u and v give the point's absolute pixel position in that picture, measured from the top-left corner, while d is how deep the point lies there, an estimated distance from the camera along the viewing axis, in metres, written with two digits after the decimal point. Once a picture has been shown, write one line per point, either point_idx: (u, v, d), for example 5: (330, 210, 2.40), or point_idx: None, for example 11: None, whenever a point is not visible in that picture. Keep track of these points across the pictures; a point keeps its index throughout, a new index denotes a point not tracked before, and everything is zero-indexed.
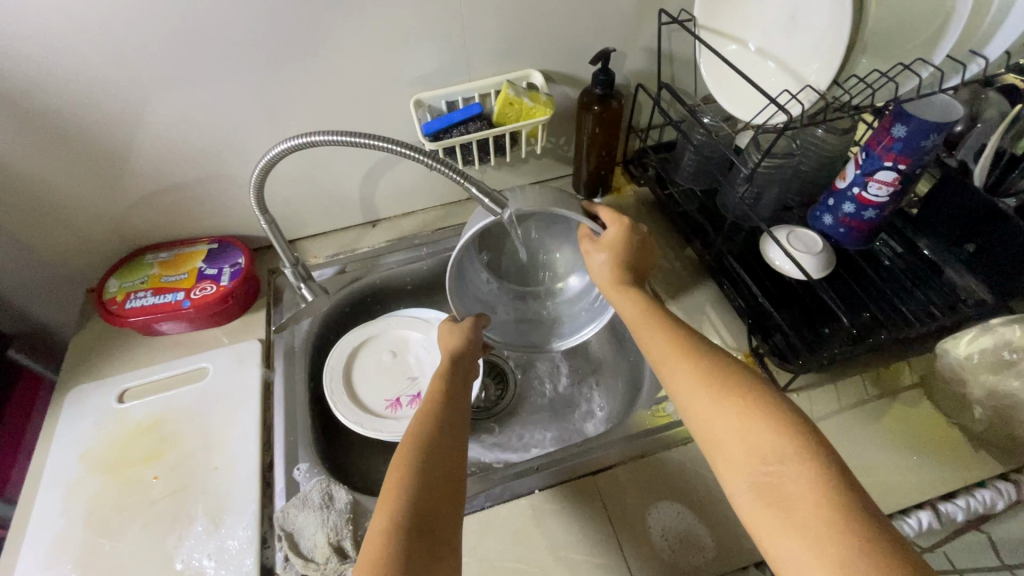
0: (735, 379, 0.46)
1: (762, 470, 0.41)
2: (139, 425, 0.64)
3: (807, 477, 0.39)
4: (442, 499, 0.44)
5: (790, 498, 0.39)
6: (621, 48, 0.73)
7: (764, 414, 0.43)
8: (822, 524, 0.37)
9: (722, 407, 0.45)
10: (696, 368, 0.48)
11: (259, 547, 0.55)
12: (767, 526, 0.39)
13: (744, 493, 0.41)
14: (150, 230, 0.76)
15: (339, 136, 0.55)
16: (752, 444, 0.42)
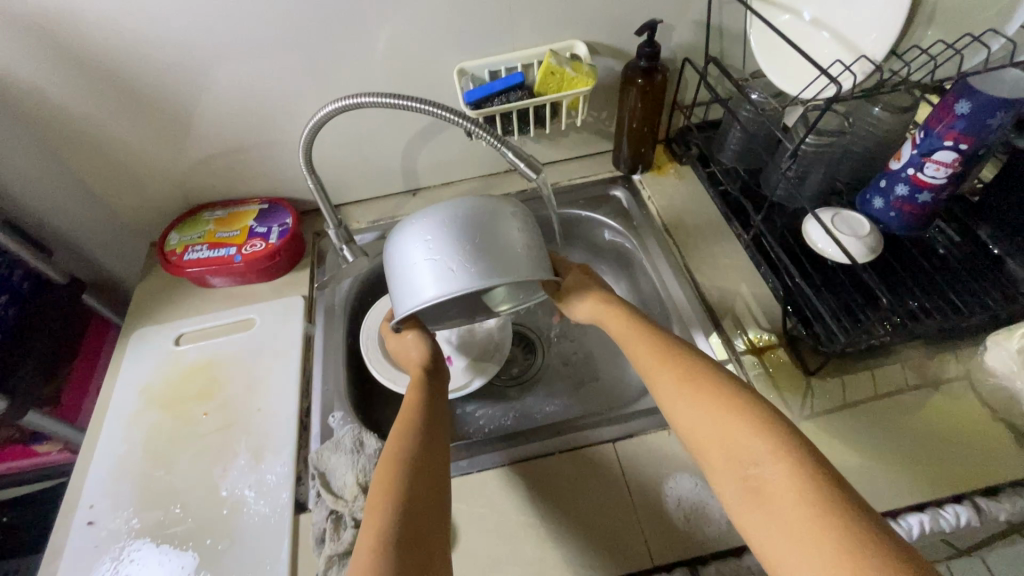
0: (723, 389, 0.47)
1: (744, 472, 0.42)
2: (193, 366, 0.69)
3: (788, 474, 0.40)
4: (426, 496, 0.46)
5: (775, 496, 0.39)
6: (670, 20, 0.71)
7: (744, 414, 0.44)
8: (801, 520, 0.37)
9: (706, 414, 0.46)
10: (680, 380, 0.50)
11: (295, 484, 0.59)
12: (758, 530, 0.39)
13: (731, 498, 0.42)
14: (208, 189, 0.81)
15: (386, 98, 0.57)
16: (732, 447, 0.43)
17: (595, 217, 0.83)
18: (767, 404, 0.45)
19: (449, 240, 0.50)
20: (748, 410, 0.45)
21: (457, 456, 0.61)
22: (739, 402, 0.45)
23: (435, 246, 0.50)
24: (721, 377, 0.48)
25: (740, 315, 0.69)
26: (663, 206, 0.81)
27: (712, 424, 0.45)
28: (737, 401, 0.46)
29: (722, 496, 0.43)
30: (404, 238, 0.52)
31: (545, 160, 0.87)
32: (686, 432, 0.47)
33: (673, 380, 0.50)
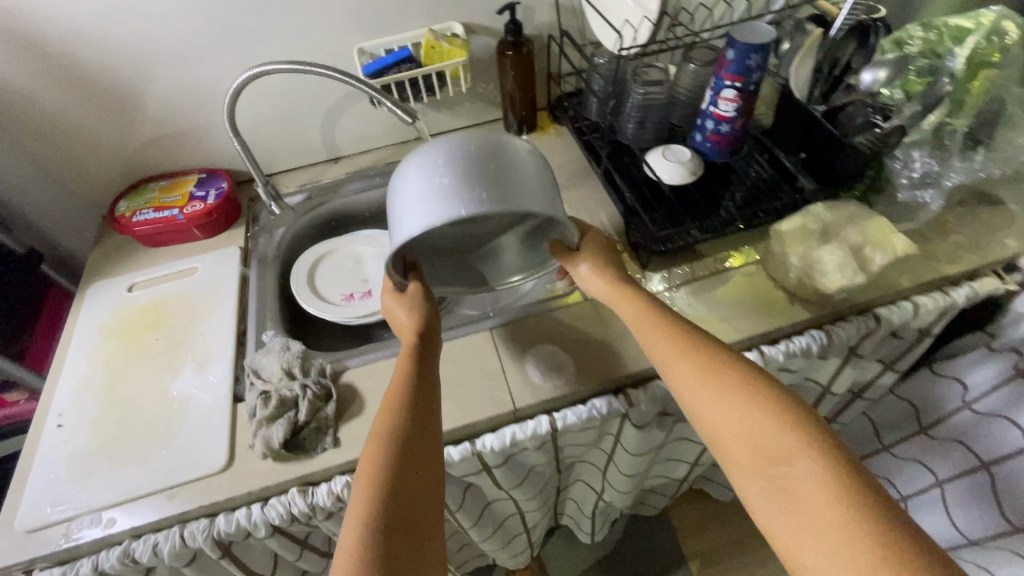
0: (754, 387, 0.53)
1: (773, 469, 0.49)
2: (144, 306, 0.82)
3: (817, 476, 0.47)
4: (415, 488, 0.50)
5: (802, 494, 0.47)
6: (528, 3, 0.88)
7: (770, 417, 0.51)
8: (831, 517, 0.45)
9: (732, 412, 0.52)
10: (707, 378, 0.55)
11: (233, 383, 0.72)
12: (782, 523, 0.48)
13: (756, 494, 0.49)
14: (152, 164, 0.93)
15: (287, 64, 0.73)
16: (760, 446, 0.50)
17: None
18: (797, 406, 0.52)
19: (455, 165, 0.55)
20: (778, 412, 0.51)
21: (367, 350, 0.74)
22: (769, 402, 0.52)
23: (442, 170, 0.55)
24: (751, 386, 0.53)
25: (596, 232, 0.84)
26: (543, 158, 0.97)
27: (740, 424, 0.52)
28: (768, 403, 0.52)
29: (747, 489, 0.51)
30: (416, 170, 0.57)
31: (447, 128, 1.03)
32: (710, 427, 0.54)
33: (697, 375, 0.55)
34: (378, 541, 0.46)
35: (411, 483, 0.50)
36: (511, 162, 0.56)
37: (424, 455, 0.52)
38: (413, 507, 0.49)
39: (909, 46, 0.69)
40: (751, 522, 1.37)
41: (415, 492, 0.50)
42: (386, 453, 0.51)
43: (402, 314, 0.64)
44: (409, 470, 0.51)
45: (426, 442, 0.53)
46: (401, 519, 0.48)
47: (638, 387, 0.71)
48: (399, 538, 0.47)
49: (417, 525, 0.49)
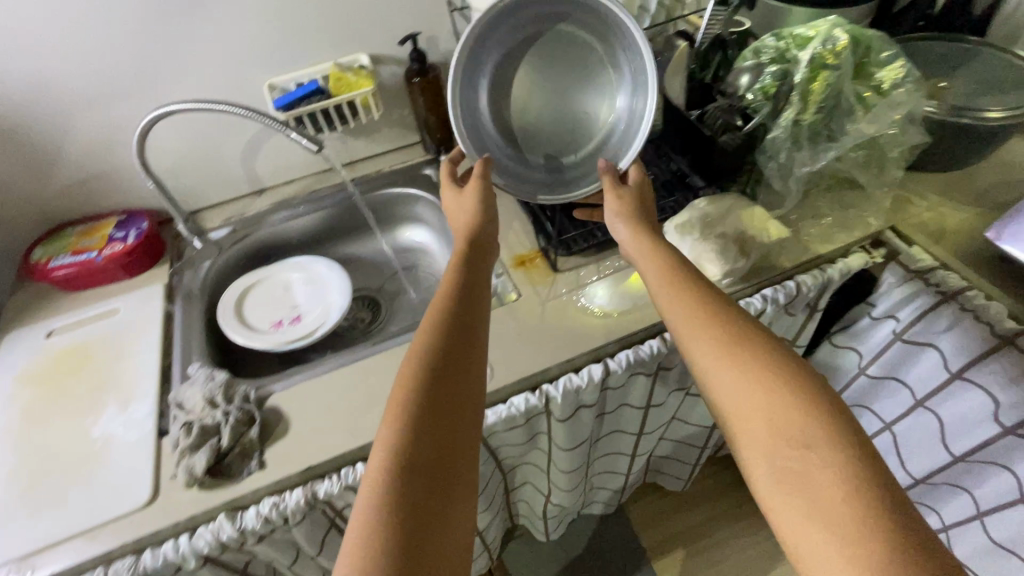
0: (788, 368, 0.52)
1: (796, 452, 0.48)
2: (64, 351, 0.81)
3: (836, 467, 0.46)
4: (440, 472, 0.49)
5: (819, 483, 0.46)
6: (431, 33, 0.94)
7: (803, 400, 0.50)
8: (846, 514, 0.44)
9: (758, 387, 0.52)
10: (736, 351, 0.54)
11: (157, 418, 0.72)
12: (788, 507, 0.47)
13: (766, 472, 0.49)
14: (68, 208, 0.93)
15: (190, 104, 0.75)
16: (786, 429, 0.49)
17: (414, 193, 1.03)
18: (835, 398, 0.50)
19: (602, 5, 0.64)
20: (811, 397, 0.50)
21: (291, 373, 0.75)
22: (800, 387, 0.51)
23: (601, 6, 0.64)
24: (784, 365, 0.52)
25: (511, 241, 0.89)
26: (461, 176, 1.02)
27: (766, 401, 0.51)
28: (798, 388, 0.51)
29: (757, 470, 0.50)
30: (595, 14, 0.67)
31: (369, 154, 1.06)
32: (729, 401, 0.53)
33: (722, 345, 0.55)
34: (396, 522, 0.45)
35: (437, 469, 0.49)
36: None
37: (454, 436, 0.51)
38: (441, 495, 0.48)
39: (765, 54, 0.76)
40: (705, 508, 1.42)
41: (442, 480, 0.49)
42: (418, 427, 0.50)
43: (463, 217, 0.70)
44: (436, 452, 0.50)
45: (450, 424, 0.52)
46: (423, 501, 0.47)
47: (552, 383, 0.74)
48: (421, 525, 0.46)
49: (438, 512, 0.47)
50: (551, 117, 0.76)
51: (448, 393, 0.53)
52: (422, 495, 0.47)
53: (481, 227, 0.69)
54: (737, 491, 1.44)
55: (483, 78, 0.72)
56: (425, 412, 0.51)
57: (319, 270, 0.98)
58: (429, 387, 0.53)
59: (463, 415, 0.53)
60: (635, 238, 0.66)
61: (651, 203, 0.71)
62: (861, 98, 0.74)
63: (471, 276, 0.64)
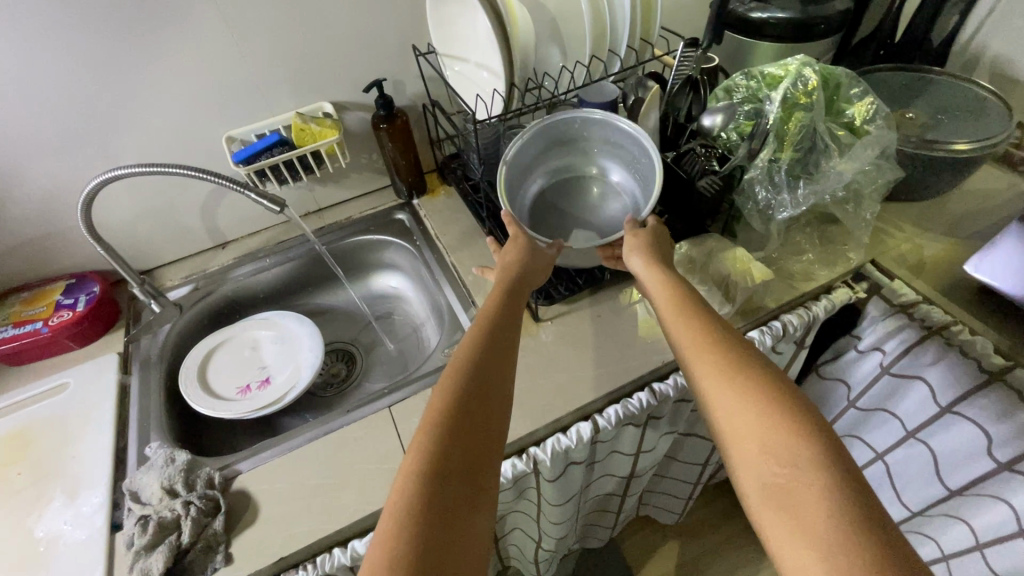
0: (774, 382, 0.49)
1: (782, 471, 0.44)
2: (5, 436, 0.74)
3: (821, 486, 0.42)
4: (457, 512, 0.44)
5: (806, 503, 0.42)
6: (397, 77, 0.91)
7: (784, 413, 0.47)
8: (834, 536, 0.40)
9: (744, 401, 0.49)
10: (727, 364, 0.52)
11: (111, 510, 0.66)
12: (780, 530, 0.43)
13: (757, 491, 0.45)
14: (11, 275, 0.86)
15: (140, 168, 0.72)
16: (771, 444, 0.46)
17: (388, 240, 1.00)
18: (819, 412, 0.47)
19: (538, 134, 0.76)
20: (794, 411, 0.47)
21: (260, 449, 0.70)
22: (783, 400, 0.48)
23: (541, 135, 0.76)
24: (777, 377, 0.50)
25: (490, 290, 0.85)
26: (435, 220, 0.99)
27: (751, 417, 0.48)
28: (780, 400, 0.48)
29: (752, 487, 0.46)
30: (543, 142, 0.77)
31: (337, 200, 1.02)
32: (720, 412, 0.50)
33: (716, 361, 0.53)
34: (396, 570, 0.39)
35: (450, 509, 0.44)
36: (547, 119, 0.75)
37: (477, 472, 0.47)
38: (448, 539, 0.42)
39: (736, 93, 0.79)
40: (702, 540, 1.39)
41: (456, 522, 0.43)
42: (434, 461, 0.46)
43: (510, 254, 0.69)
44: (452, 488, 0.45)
45: (474, 459, 0.47)
46: (435, 542, 0.42)
47: (540, 446, 0.70)
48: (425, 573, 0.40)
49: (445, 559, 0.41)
50: (578, 206, 0.80)
51: (470, 423, 0.49)
52: (429, 538, 0.42)
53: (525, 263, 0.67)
54: (732, 520, 1.41)
55: (538, 174, 0.80)
56: (453, 444, 0.47)
57: (289, 326, 0.93)
58: (452, 417, 0.49)
59: (489, 452, 0.49)
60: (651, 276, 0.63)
61: (668, 249, 0.69)
62: (834, 137, 0.74)
63: (512, 306, 0.62)
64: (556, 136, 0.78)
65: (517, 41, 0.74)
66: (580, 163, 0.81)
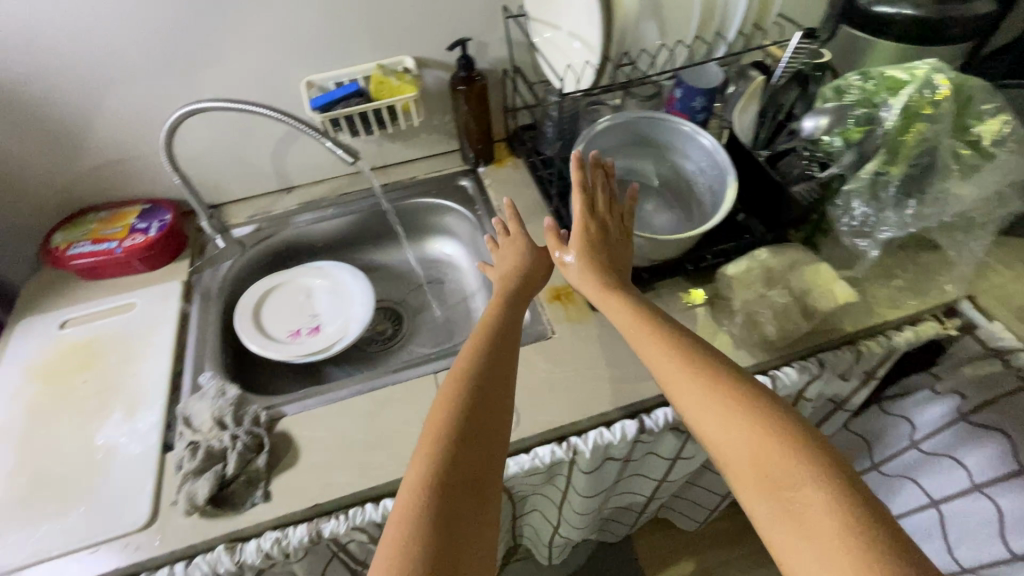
0: (763, 405, 0.49)
1: (781, 494, 0.44)
2: (75, 345, 0.78)
3: (825, 502, 0.43)
4: (468, 527, 0.44)
5: (811, 521, 0.42)
6: (481, 40, 0.88)
7: (775, 434, 0.47)
8: (843, 550, 0.40)
9: (734, 428, 0.48)
10: (711, 390, 0.51)
11: (163, 430, 0.69)
12: (792, 550, 0.42)
13: (766, 518, 0.45)
14: (92, 193, 0.90)
15: (223, 103, 0.73)
16: (766, 467, 0.46)
17: (450, 206, 0.99)
18: (811, 430, 0.48)
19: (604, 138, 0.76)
20: (783, 431, 0.47)
21: (305, 396, 0.71)
22: (774, 422, 0.48)
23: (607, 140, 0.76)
24: (763, 400, 0.50)
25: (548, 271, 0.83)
26: (499, 191, 0.96)
27: (745, 441, 0.48)
28: (769, 422, 0.48)
29: (754, 512, 0.46)
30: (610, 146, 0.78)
31: (404, 159, 1.01)
32: (709, 442, 0.50)
33: (704, 388, 0.52)
34: None
35: (457, 526, 0.44)
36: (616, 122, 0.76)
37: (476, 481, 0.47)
38: (457, 555, 0.43)
39: (848, 95, 0.69)
40: (719, 552, 1.36)
41: (468, 538, 0.44)
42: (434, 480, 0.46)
43: (511, 262, 0.70)
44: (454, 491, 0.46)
45: (471, 469, 0.48)
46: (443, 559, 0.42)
47: (581, 436, 0.68)
48: None
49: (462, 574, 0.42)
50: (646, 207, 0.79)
51: (462, 432, 0.50)
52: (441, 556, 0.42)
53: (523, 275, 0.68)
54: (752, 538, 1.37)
55: (604, 163, 0.79)
56: (446, 459, 0.48)
57: (343, 279, 0.94)
58: (445, 429, 0.50)
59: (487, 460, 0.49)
60: (600, 289, 0.63)
61: (619, 255, 0.67)
62: (957, 156, 0.66)
63: (506, 318, 0.63)
64: (627, 136, 0.77)
65: (620, 15, 0.68)
66: (645, 167, 0.80)
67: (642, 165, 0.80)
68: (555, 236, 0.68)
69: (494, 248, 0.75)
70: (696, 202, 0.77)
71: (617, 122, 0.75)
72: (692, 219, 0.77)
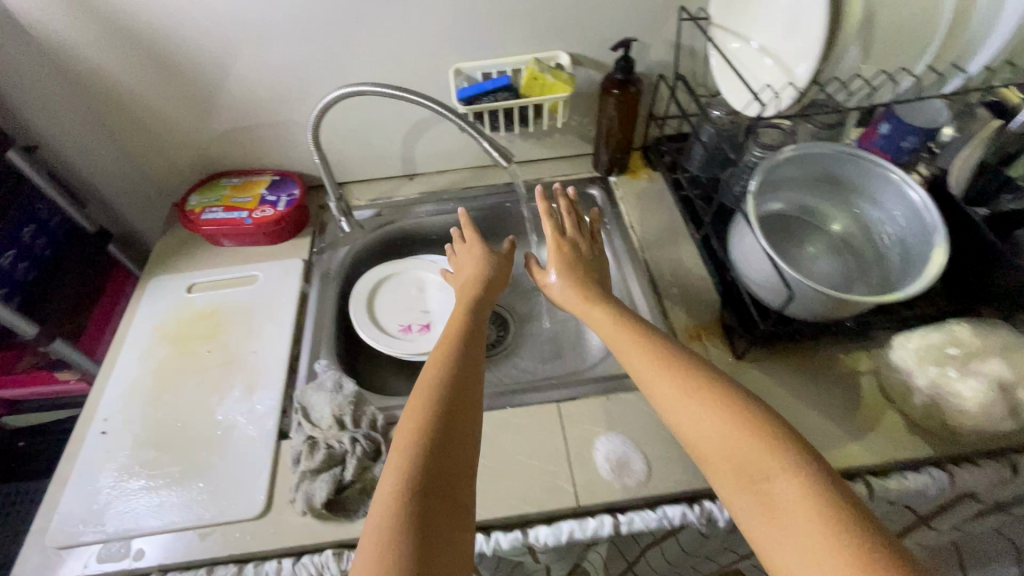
0: (733, 400, 0.48)
1: (755, 487, 0.43)
2: (201, 311, 0.79)
3: (799, 494, 0.41)
4: (443, 503, 0.44)
5: (786, 511, 0.41)
6: (644, 41, 0.80)
7: (753, 427, 0.45)
8: (818, 537, 0.39)
9: (709, 423, 0.47)
10: (685, 386, 0.50)
11: (280, 416, 0.68)
12: (767, 542, 0.41)
13: (743, 512, 0.43)
14: (227, 158, 0.90)
15: (383, 88, 0.69)
16: (743, 459, 0.44)
17: (573, 212, 0.92)
18: (779, 422, 0.46)
19: (788, 166, 0.67)
20: (760, 424, 0.46)
21: None
22: (745, 414, 0.46)
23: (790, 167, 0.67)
24: (733, 394, 0.48)
25: (685, 306, 0.75)
26: (632, 206, 0.89)
27: (725, 435, 0.46)
28: (743, 415, 0.46)
29: (733, 508, 0.44)
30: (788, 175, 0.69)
31: (533, 157, 0.96)
32: (688, 440, 0.48)
33: (677, 386, 0.50)
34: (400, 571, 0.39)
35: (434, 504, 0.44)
36: (808, 150, 0.66)
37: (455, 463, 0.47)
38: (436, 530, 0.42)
39: None
40: None
41: (444, 515, 0.43)
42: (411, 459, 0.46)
43: (469, 267, 0.76)
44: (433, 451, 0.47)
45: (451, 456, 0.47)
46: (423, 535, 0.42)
47: (716, 501, 0.60)
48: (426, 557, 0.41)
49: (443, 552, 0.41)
50: (811, 250, 0.70)
51: (444, 411, 0.50)
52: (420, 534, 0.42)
53: (489, 281, 0.72)
54: None
55: (779, 195, 0.71)
56: (424, 441, 0.47)
57: None
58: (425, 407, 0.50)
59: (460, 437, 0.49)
60: (582, 301, 0.65)
61: (602, 272, 0.72)
62: None
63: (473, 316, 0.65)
64: (815, 175, 0.69)
65: (845, 29, 0.58)
66: (822, 209, 0.71)
67: (818, 203, 0.71)
68: (536, 263, 0.71)
69: (455, 255, 0.81)
70: (875, 260, 0.67)
71: (809, 152, 0.66)
72: (861, 278, 0.67)
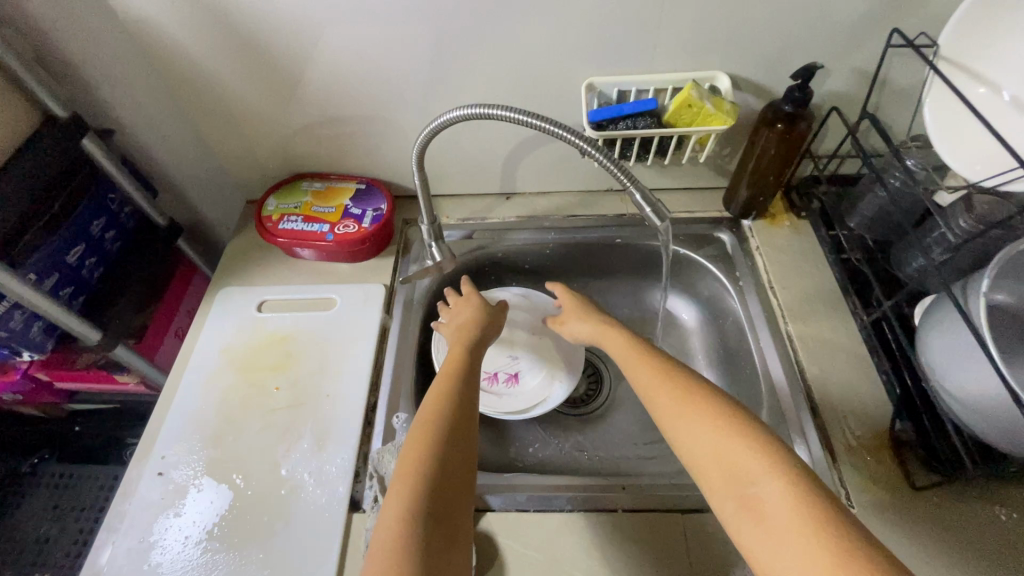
0: (727, 412, 0.47)
1: (743, 491, 0.42)
2: (272, 336, 0.71)
3: (787, 496, 0.41)
4: (445, 478, 0.47)
5: (773, 514, 0.40)
6: (828, 66, 0.64)
7: (743, 434, 0.45)
8: (802, 534, 0.38)
9: (699, 432, 0.47)
10: (680, 397, 0.50)
11: (352, 481, 0.59)
12: (753, 542, 0.40)
13: (728, 512, 0.43)
14: (310, 159, 0.80)
15: (517, 113, 0.52)
16: (728, 464, 0.44)
17: (695, 258, 0.78)
18: (766, 431, 0.46)
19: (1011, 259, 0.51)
20: (752, 433, 0.45)
21: (515, 489, 0.59)
22: (739, 425, 0.46)
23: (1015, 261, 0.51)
24: (722, 403, 0.48)
25: (841, 404, 0.61)
26: (772, 260, 0.74)
27: (716, 443, 0.45)
28: (736, 424, 0.46)
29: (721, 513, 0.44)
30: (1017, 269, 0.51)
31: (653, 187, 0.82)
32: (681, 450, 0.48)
33: (673, 399, 0.50)
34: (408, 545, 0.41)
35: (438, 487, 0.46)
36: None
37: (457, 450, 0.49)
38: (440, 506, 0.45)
39: None
40: None
41: (443, 493, 0.46)
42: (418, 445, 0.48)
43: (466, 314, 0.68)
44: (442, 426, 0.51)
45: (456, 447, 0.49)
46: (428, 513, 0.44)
47: None
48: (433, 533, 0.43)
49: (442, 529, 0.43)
50: None
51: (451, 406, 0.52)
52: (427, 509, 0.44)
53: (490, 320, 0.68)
54: None
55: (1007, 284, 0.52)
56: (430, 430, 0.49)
57: None
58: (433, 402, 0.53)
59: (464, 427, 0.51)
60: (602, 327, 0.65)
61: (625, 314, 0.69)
62: None
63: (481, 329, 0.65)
64: None
65: None
66: None
67: None
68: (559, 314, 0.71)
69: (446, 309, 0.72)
70: None
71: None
72: None
